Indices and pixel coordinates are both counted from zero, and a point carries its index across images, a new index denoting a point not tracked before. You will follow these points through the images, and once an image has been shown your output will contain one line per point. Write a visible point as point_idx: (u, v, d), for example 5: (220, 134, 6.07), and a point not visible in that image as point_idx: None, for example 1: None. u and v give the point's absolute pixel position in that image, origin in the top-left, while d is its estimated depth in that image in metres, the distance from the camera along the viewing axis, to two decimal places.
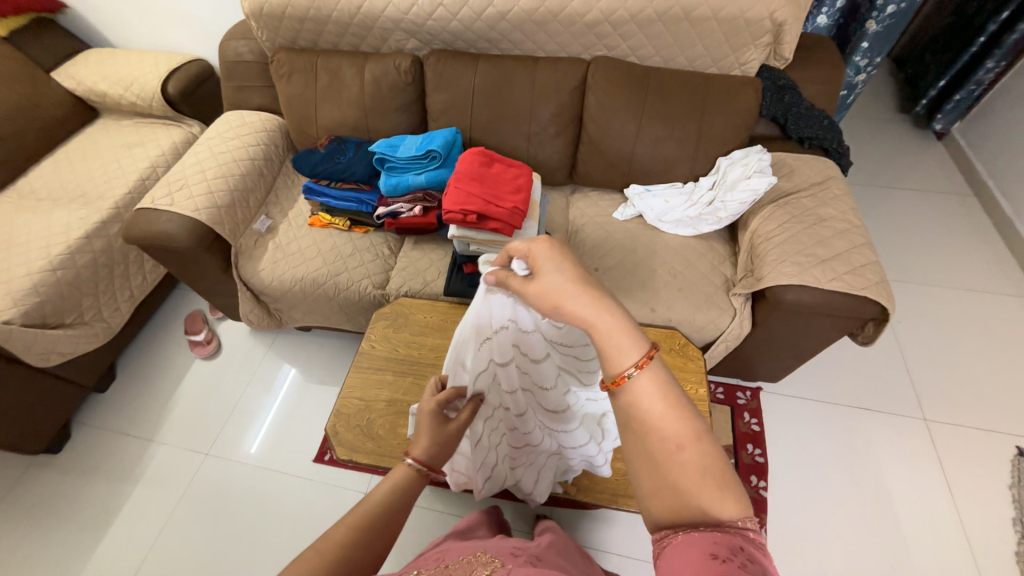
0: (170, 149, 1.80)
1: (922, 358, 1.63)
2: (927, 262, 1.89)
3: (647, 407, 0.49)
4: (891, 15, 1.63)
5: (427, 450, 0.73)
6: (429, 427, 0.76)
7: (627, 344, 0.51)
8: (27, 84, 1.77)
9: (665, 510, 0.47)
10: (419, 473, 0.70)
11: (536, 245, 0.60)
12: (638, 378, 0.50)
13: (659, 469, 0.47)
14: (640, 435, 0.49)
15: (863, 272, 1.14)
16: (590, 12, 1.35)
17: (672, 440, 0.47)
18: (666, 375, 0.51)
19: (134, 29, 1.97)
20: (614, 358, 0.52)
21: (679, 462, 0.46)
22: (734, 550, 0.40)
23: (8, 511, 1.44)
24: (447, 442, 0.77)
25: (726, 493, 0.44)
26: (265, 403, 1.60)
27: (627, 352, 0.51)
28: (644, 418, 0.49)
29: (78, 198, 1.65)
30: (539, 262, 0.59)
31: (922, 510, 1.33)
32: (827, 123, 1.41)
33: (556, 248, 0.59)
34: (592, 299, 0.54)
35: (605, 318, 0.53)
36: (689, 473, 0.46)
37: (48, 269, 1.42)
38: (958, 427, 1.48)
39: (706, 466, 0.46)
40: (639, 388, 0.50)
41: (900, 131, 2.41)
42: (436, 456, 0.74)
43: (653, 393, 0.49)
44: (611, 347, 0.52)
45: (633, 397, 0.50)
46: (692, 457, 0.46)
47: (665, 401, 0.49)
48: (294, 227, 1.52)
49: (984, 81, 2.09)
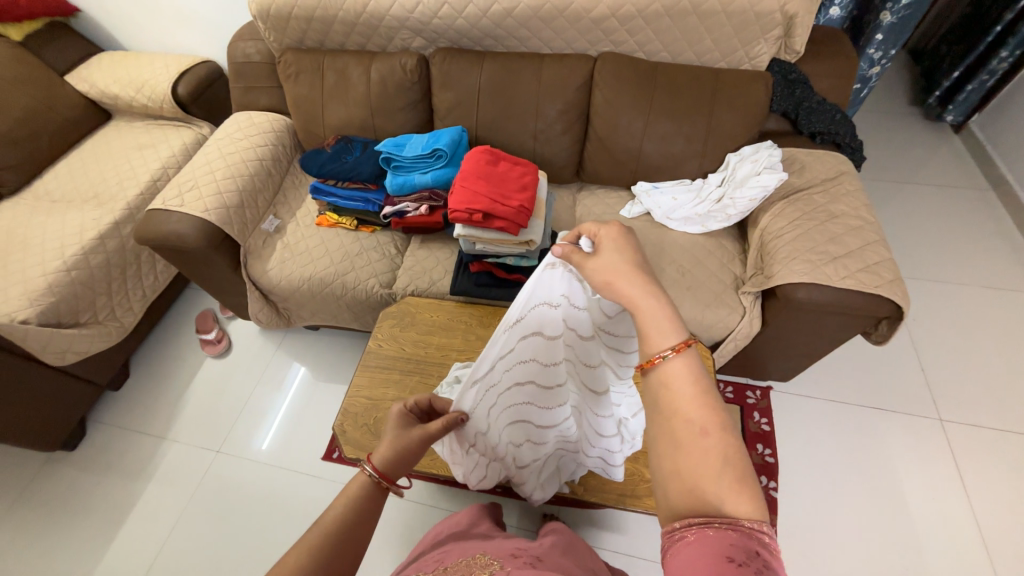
0: (180, 150, 1.82)
1: (937, 357, 1.60)
2: (943, 258, 1.85)
3: (676, 389, 0.50)
4: (907, 6, 1.59)
5: (387, 456, 0.66)
6: (394, 433, 0.70)
7: (666, 327, 0.53)
8: (42, 88, 1.80)
9: (681, 497, 0.45)
10: (375, 482, 0.62)
11: (605, 229, 0.63)
12: (672, 361, 0.51)
13: (681, 451, 0.47)
14: (665, 417, 0.50)
15: (876, 270, 1.12)
16: (596, 8, 1.34)
17: (696, 424, 0.47)
18: (699, 365, 0.51)
19: (144, 32, 1.99)
20: (652, 338, 0.54)
21: (700, 446, 0.46)
22: (750, 554, 0.39)
23: (27, 506, 1.47)
24: (412, 450, 0.69)
25: (742, 489, 0.43)
26: (275, 401, 1.62)
27: (665, 335, 0.53)
28: (671, 399, 0.50)
29: (91, 199, 1.68)
30: (604, 243, 0.62)
31: (938, 512, 1.31)
32: (839, 117, 1.39)
33: (625, 234, 0.62)
34: (644, 283, 0.58)
35: (648, 301, 0.56)
36: (710, 460, 0.45)
37: (62, 270, 1.44)
38: (974, 428, 1.44)
39: (727, 456, 0.45)
40: (671, 369, 0.51)
41: (914, 124, 2.36)
42: (397, 463, 0.66)
43: (683, 376, 0.50)
44: (651, 328, 0.54)
45: (664, 377, 0.51)
46: (714, 444, 0.46)
47: (696, 388, 0.49)
48: (302, 227, 1.53)
49: (998, 72, 2.05)
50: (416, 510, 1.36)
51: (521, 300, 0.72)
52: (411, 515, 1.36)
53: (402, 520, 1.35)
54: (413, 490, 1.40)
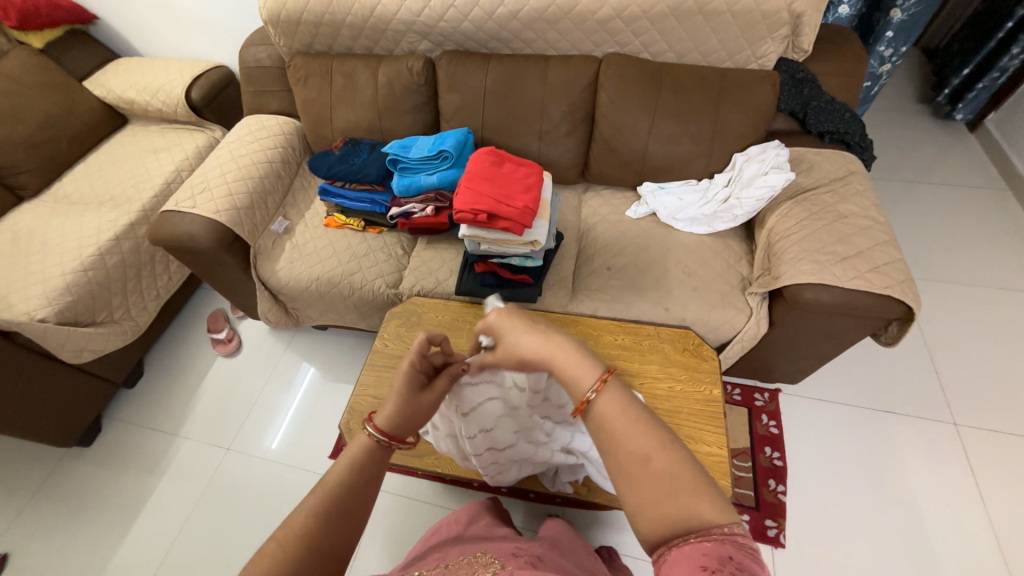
0: (194, 153, 1.86)
1: (951, 359, 1.56)
2: (958, 259, 1.82)
3: (612, 422, 0.51)
4: (917, 3, 1.57)
5: (392, 419, 0.64)
6: (400, 393, 0.68)
7: (582, 370, 0.57)
8: (62, 93, 1.85)
9: (653, 525, 0.45)
10: (379, 444, 0.61)
11: (492, 318, 0.70)
12: (596, 400, 0.54)
13: (632, 486, 0.47)
14: (612, 448, 0.50)
15: (886, 271, 1.10)
16: (602, 9, 1.34)
17: (637, 453, 0.48)
18: (625, 391, 0.54)
19: (160, 38, 2.04)
20: (576, 385, 0.57)
21: (650, 472, 0.47)
22: (723, 559, 0.39)
23: (44, 500, 1.51)
24: (417, 413, 0.68)
25: (702, 497, 0.44)
26: (283, 400, 1.64)
27: (585, 377, 0.56)
28: (611, 435, 0.51)
29: (108, 201, 1.72)
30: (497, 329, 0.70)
31: (952, 519, 1.28)
32: (849, 116, 1.37)
33: (509, 314, 0.70)
34: (548, 341, 0.63)
35: (559, 353, 0.61)
36: (662, 483, 0.46)
37: (80, 270, 1.48)
38: (990, 432, 1.41)
39: (678, 471, 0.46)
40: (602, 408, 0.53)
41: (926, 123, 2.32)
42: (400, 425, 0.65)
43: (616, 407, 0.52)
44: (571, 376, 0.58)
45: (599, 417, 0.53)
46: (659, 467, 0.47)
47: (628, 416, 0.51)
48: (310, 227, 1.55)
49: (1010, 69, 2.01)
50: (422, 509, 1.37)
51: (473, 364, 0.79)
52: (417, 514, 1.37)
53: (409, 519, 1.36)
54: (420, 489, 1.41)
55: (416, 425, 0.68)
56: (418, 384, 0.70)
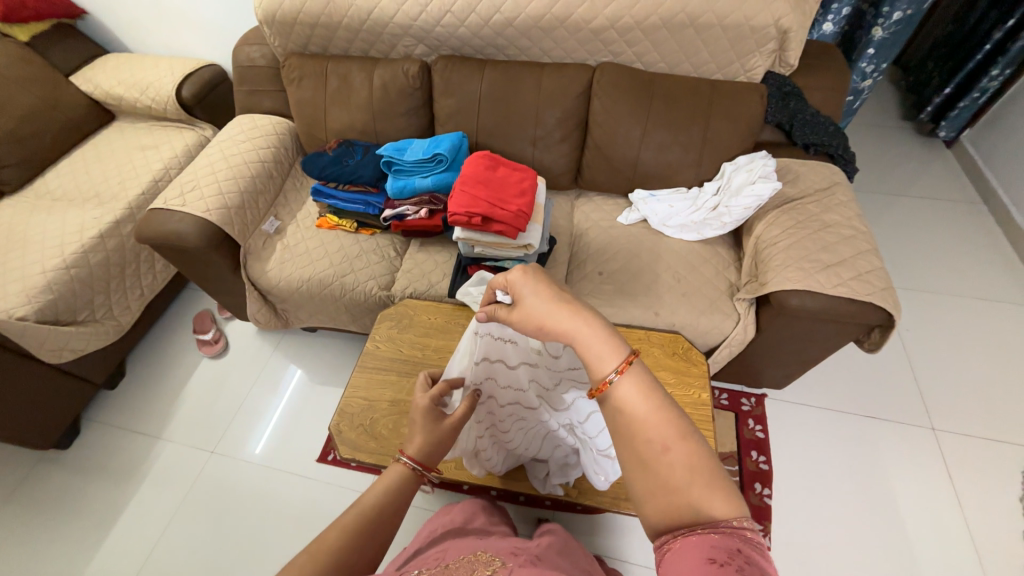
0: (183, 151, 1.84)
1: (929, 366, 1.61)
2: (935, 269, 1.88)
3: (632, 408, 0.52)
4: (897, 22, 1.63)
5: (423, 448, 0.72)
6: (426, 423, 0.75)
7: (607, 351, 0.56)
8: (46, 87, 1.81)
9: (659, 513, 0.47)
10: (415, 473, 0.70)
11: (511, 276, 0.68)
12: (619, 382, 0.54)
13: (650, 472, 0.49)
14: (628, 440, 0.52)
15: (868, 279, 1.13)
16: (596, 19, 1.37)
17: (657, 441, 0.49)
18: (647, 376, 0.54)
19: (150, 35, 2.02)
20: (598, 365, 0.56)
21: (667, 463, 0.48)
22: (731, 552, 0.40)
23: (18, 505, 1.46)
24: (444, 439, 0.76)
25: (714, 490, 0.45)
26: (270, 402, 1.62)
27: (608, 359, 0.56)
28: (630, 420, 0.52)
29: (92, 198, 1.69)
30: (518, 290, 0.66)
31: (933, 522, 1.31)
32: (833, 129, 1.42)
33: (533, 275, 0.66)
34: (571, 315, 0.61)
35: (584, 330, 0.59)
36: (678, 472, 0.47)
37: (62, 267, 1.45)
38: (966, 437, 1.46)
39: (694, 465, 0.47)
40: (622, 392, 0.53)
41: (905, 138, 2.40)
42: (431, 455, 0.73)
43: (635, 394, 0.53)
44: (595, 354, 0.57)
45: (618, 401, 0.53)
46: (678, 457, 0.48)
47: (649, 404, 0.52)
48: (302, 228, 1.54)
49: (989, 89, 2.10)
50: (415, 513, 1.37)
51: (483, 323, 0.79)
52: (407, 519, 1.36)
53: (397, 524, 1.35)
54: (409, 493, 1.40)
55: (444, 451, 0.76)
56: (439, 412, 0.77)
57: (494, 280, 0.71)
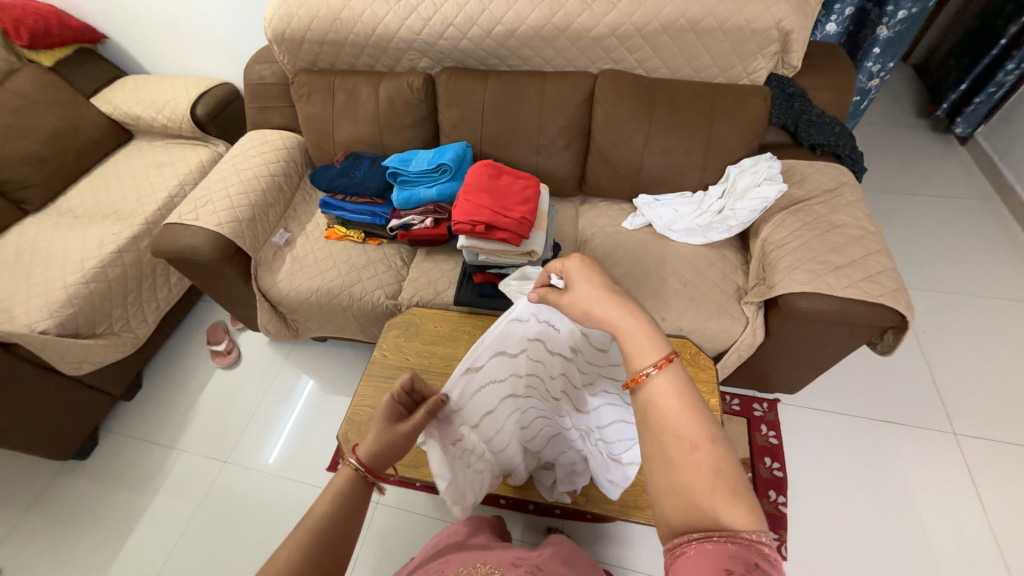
0: (198, 167, 1.90)
1: (947, 368, 1.57)
2: (952, 269, 1.83)
3: (662, 404, 0.52)
4: (903, 21, 1.62)
5: (374, 449, 0.66)
6: (379, 424, 0.70)
7: (648, 346, 0.56)
8: (69, 111, 1.89)
9: (678, 514, 0.47)
10: (359, 476, 0.64)
11: (568, 263, 0.66)
12: (657, 377, 0.53)
13: (675, 470, 0.48)
14: (654, 435, 0.51)
15: (879, 279, 1.11)
16: (597, 27, 1.38)
17: (687, 440, 0.48)
18: (685, 377, 0.53)
19: (167, 57, 2.09)
20: (636, 357, 0.56)
21: (691, 462, 0.47)
22: (748, 566, 0.40)
23: (38, 514, 1.49)
24: (397, 443, 0.69)
25: (736, 501, 0.44)
26: (282, 412, 1.64)
27: (647, 353, 0.55)
28: (660, 417, 0.51)
29: (111, 214, 1.74)
30: (572, 275, 0.66)
31: (956, 531, 1.26)
32: (839, 129, 1.40)
33: (589, 264, 0.66)
34: (618, 306, 0.60)
35: (627, 321, 0.59)
36: (701, 476, 0.46)
37: (81, 282, 1.50)
38: (990, 441, 1.41)
39: (719, 469, 0.46)
40: (656, 387, 0.53)
41: (918, 136, 2.37)
42: (382, 458, 0.67)
43: (669, 392, 0.52)
44: (635, 348, 0.57)
45: (650, 394, 0.53)
46: (705, 458, 0.47)
47: (682, 402, 0.51)
48: (311, 240, 1.57)
49: (1006, 84, 2.04)
50: (378, 511, 1.40)
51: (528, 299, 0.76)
52: (416, 527, 1.36)
53: (407, 533, 1.36)
54: (419, 502, 1.40)
55: (397, 457, 0.70)
56: (397, 415, 0.72)
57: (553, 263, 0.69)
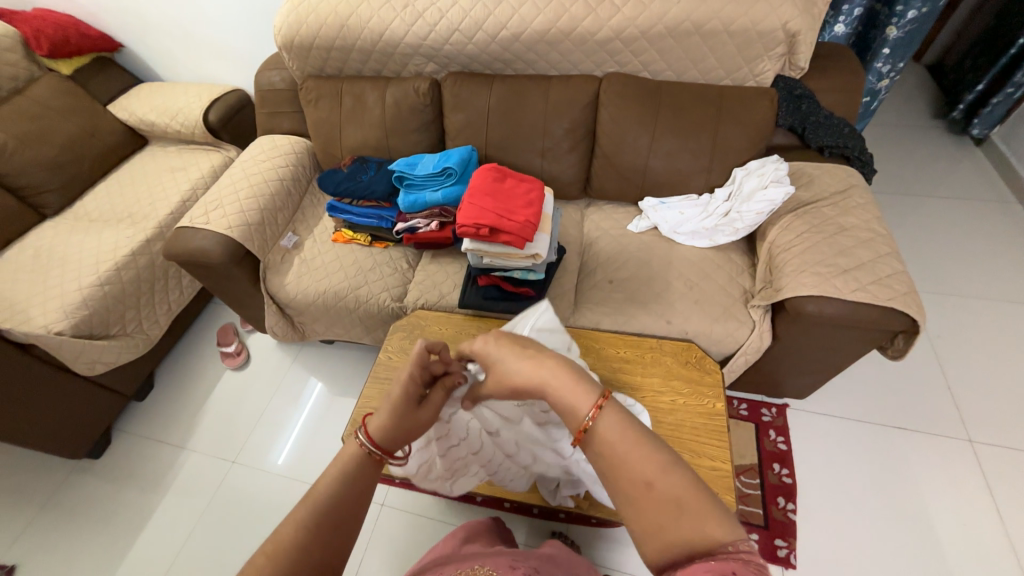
0: (209, 172, 1.93)
1: (963, 374, 1.53)
2: (967, 272, 1.80)
3: (614, 447, 0.53)
4: (913, 21, 1.60)
5: (389, 433, 0.66)
6: (396, 404, 0.69)
7: (579, 394, 0.57)
8: (86, 117, 1.95)
9: (658, 551, 0.47)
10: (373, 458, 0.63)
11: (484, 342, 0.71)
12: (599, 420, 0.54)
13: (641, 515, 0.49)
14: (615, 482, 0.52)
15: (889, 283, 1.10)
16: (601, 31, 1.39)
17: (642, 481, 0.50)
18: (622, 411, 0.55)
19: (181, 64, 2.14)
20: (573, 411, 0.57)
21: (654, 499, 0.48)
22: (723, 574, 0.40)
23: (52, 512, 1.52)
24: (408, 428, 0.69)
25: (703, 514, 0.46)
26: (291, 413, 1.66)
27: (581, 403, 0.57)
28: (616, 463, 0.52)
29: (126, 218, 1.78)
30: (491, 354, 0.70)
31: (973, 541, 1.23)
32: (847, 131, 1.39)
33: (498, 339, 0.71)
34: (541, 369, 0.63)
35: (553, 378, 0.61)
36: (669, 504, 0.48)
37: (96, 284, 1.53)
38: (1008, 449, 1.37)
39: (681, 495, 0.48)
40: (602, 431, 0.54)
41: (933, 137, 2.33)
42: (395, 440, 0.67)
43: (616, 432, 0.53)
44: (569, 400, 0.58)
45: (600, 441, 0.54)
46: (664, 489, 0.48)
47: (631, 440, 0.53)
48: (319, 243, 1.59)
49: None
50: (383, 513, 1.41)
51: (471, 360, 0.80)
52: (420, 529, 1.37)
53: (412, 535, 1.36)
54: (423, 504, 1.41)
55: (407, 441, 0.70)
56: (415, 400, 0.71)
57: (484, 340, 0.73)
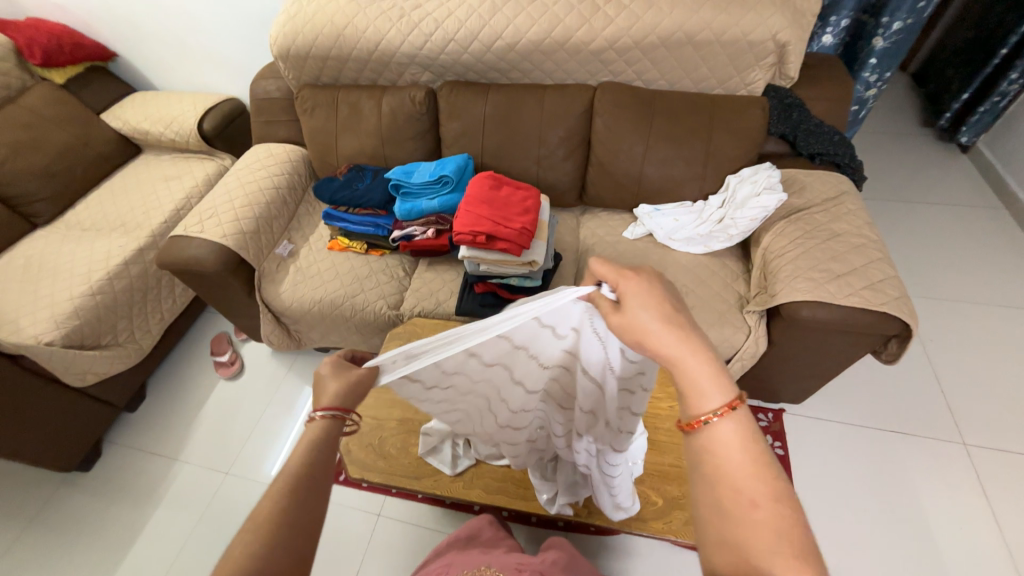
0: (204, 180, 1.92)
1: (957, 378, 1.55)
2: (957, 277, 1.82)
3: (723, 455, 0.51)
4: (898, 32, 1.64)
5: (336, 394, 0.66)
6: (329, 375, 0.68)
7: (712, 389, 0.54)
8: (80, 126, 1.94)
9: (727, 565, 0.48)
10: (334, 420, 0.64)
11: (628, 279, 0.61)
12: (721, 425, 0.52)
13: (731, 523, 0.48)
14: (711, 484, 0.51)
15: (881, 288, 1.11)
16: (595, 41, 1.41)
17: (746, 497, 0.49)
18: (748, 426, 0.53)
19: (175, 73, 2.14)
20: (697, 401, 0.54)
21: (751, 519, 0.47)
22: None
23: (40, 527, 1.49)
24: (359, 380, 0.69)
25: (794, 556, 0.44)
26: (286, 424, 1.64)
27: (710, 397, 0.54)
28: (718, 465, 0.51)
29: (118, 227, 1.77)
30: (629, 296, 0.60)
31: (969, 544, 1.24)
32: (837, 139, 1.41)
33: (652, 285, 0.61)
34: (677, 340, 0.57)
35: (689, 358, 0.56)
36: (763, 534, 0.46)
37: (88, 294, 1.52)
38: (1001, 451, 1.38)
39: (780, 529, 0.46)
40: (719, 434, 0.52)
41: (920, 144, 2.37)
42: (348, 397, 0.67)
43: (733, 441, 0.52)
44: (697, 389, 0.55)
45: (711, 441, 0.52)
46: (767, 516, 0.47)
47: (746, 453, 0.51)
48: (314, 251, 1.59)
49: (1010, 93, 2.05)
50: (380, 523, 1.39)
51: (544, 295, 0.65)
52: (418, 540, 1.35)
53: (409, 546, 1.34)
54: (420, 515, 1.40)
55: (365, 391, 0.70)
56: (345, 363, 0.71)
57: (597, 269, 0.63)
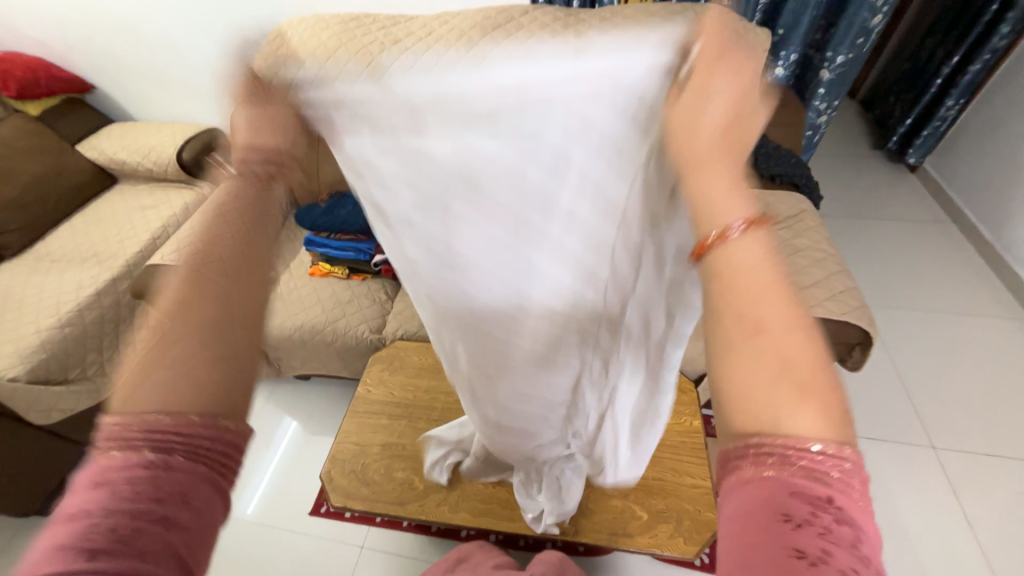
0: (181, 209, 1.91)
1: (923, 384, 1.62)
2: (915, 287, 1.93)
3: (737, 276, 0.38)
4: (843, 64, 1.78)
5: (245, 148, 0.49)
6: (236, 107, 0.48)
7: (734, 204, 0.40)
8: (53, 157, 1.92)
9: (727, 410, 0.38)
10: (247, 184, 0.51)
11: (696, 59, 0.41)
12: (740, 242, 0.39)
13: (739, 364, 0.37)
14: (720, 315, 0.39)
15: (842, 298, 1.18)
16: None
17: (754, 323, 0.37)
18: (768, 246, 0.40)
19: (154, 105, 2.15)
20: (712, 217, 0.41)
21: (758, 350, 0.36)
22: (815, 505, 0.33)
23: None
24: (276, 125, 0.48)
25: (809, 401, 0.35)
26: (264, 455, 1.58)
27: (729, 212, 0.40)
28: (728, 289, 0.39)
29: (90, 258, 1.73)
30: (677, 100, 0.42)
31: (944, 546, 1.27)
32: (795, 161, 1.51)
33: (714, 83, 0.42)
34: (710, 152, 0.42)
35: (715, 171, 0.42)
36: (772, 365, 0.36)
37: (56, 327, 1.47)
38: (966, 453, 1.45)
39: (791, 358, 0.36)
40: (735, 255, 0.39)
41: (873, 165, 2.54)
42: (259, 155, 0.50)
43: (751, 263, 0.39)
44: (715, 202, 0.41)
45: (724, 264, 0.39)
46: (778, 348, 0.36)
47: (764, 275, 0.38)
48: (295, 277, 1.58)
49: (948, 117, 2.23)
50: (364, 555, 1.35)
51: (611, 49, 0.42)
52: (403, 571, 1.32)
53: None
54: (406, 544, 1.37)
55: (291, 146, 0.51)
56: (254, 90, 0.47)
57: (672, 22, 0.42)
